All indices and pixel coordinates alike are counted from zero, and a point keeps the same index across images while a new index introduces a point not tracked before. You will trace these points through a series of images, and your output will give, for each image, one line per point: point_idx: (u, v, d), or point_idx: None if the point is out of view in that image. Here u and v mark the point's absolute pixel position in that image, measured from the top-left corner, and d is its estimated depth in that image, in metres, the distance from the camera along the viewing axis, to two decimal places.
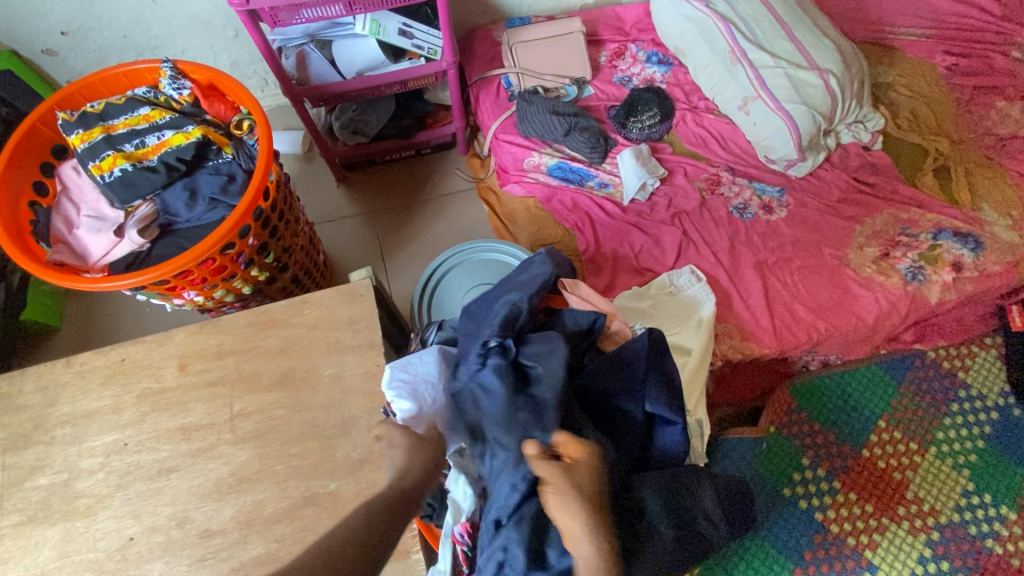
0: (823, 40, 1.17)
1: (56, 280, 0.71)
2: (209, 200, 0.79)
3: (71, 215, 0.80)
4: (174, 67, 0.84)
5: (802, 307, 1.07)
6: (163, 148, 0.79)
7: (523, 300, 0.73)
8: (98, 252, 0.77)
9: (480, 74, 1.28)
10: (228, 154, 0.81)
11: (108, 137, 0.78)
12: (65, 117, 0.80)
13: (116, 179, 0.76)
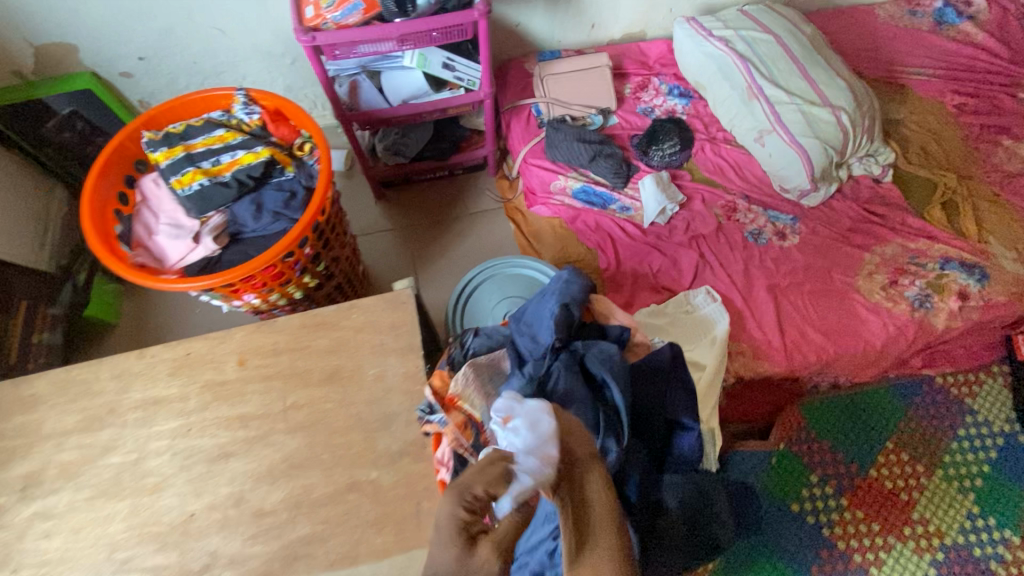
0: (835, 79, 1.24)
1: (140, 279, 0.80)
2: (273, 213, 0.88)
3: (149, 222, 0.89)
4: (247, 95, 0.95)
5: (812, 329, 1.13)
6: (235, 166, 0.88)
7: (573, 308, 0.83)
8: (173, 256, 0.87)
9: (512, 102, 1.37)
10: (290, 172, 0.91)
11: (188, 154, 0.89)
12: (150, 136, 0.91)
13: (194, 192, 0.86)
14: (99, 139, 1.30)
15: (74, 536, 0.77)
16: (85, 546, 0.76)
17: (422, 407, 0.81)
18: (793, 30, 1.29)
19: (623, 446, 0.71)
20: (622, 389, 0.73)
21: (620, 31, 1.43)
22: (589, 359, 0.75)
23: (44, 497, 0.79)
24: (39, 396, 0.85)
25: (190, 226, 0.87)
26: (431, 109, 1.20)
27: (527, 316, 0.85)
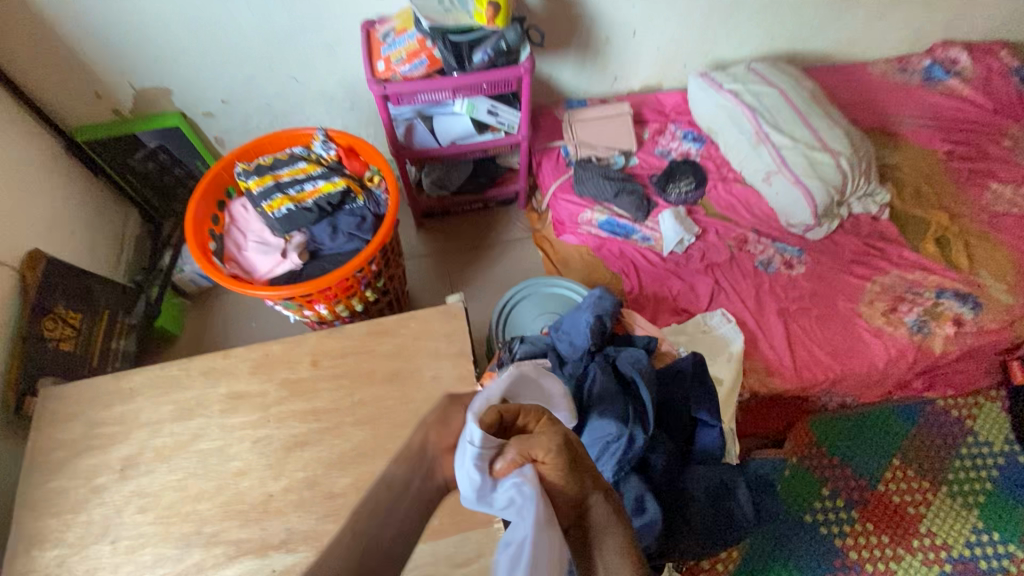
0: (833, 127, 1.40)
1: (238, 288, 0.94)
2: (348, 234, 1.03)
3: (239, 240, 1.04)
4: (325, 134, 1.11)
5: (819, 350, 1.24)
6: (317, 194, 1.04)
7: (607, 320, 0.95)
8: (261, 270, 1.01)
9: (543, 144, 1.53)
10: (362, 200, 1.07)
11: (276, 182, 1.04)
12: (243, 167, 1.07)
13: (282, 215, 1.01)
14: (177, 170, 1.47)
15: (167, 512, 0.87)
16: (177, 521, 0.86)
17: None
18: (795, 85, 1.46)
19: (649, 435, 0.82)
20: (649, 387, 0.86)
21: (640, 83, 1.60)
22: (620, 361, 0.90)
23: (141, 477, 0.90)
24: (137, 389, 0.97)
25: (277, 244, 1.02)
26: (475, 148, 1.37)
27: (565, 325, 0.98)
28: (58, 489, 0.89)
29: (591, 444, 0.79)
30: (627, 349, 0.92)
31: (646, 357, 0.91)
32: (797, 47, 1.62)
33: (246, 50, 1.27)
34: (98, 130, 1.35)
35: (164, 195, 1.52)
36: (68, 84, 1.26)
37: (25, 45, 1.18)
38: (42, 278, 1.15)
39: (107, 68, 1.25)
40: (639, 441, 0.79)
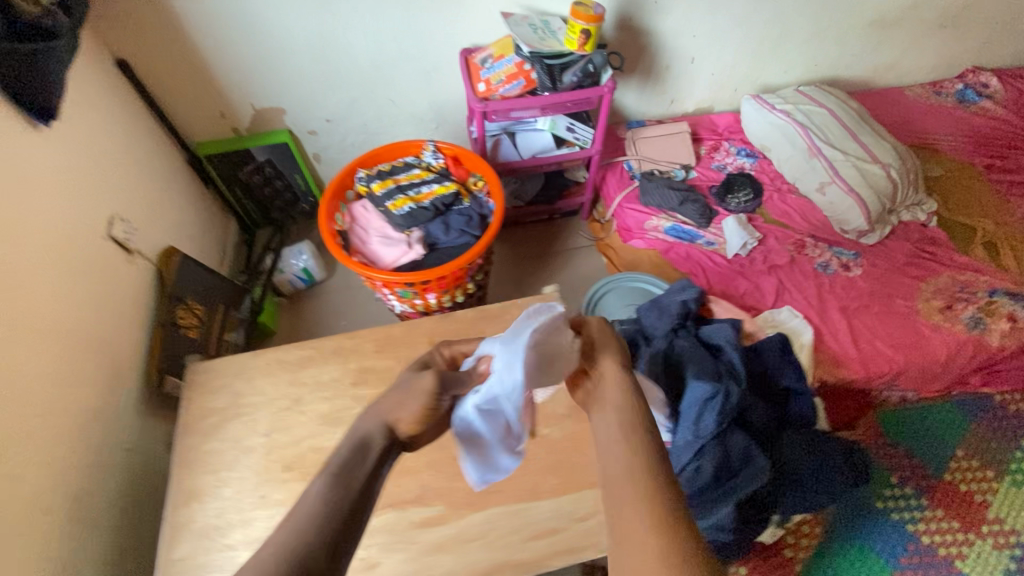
0: (880, 143, 1.53)
1: (370, 273, 1.08)
2: (459, 230, 1.17)
3: (364, 235, 1.19)
4: (434, 145, 1.28)
5: (882, 344, 1.32)
6: (432, 195, 1.20)
7: (691, 302, 1.09)
8: (385, 259, 1.15)
9: (608, 159, 1.67)
10: (468, 202, 1.22)
11: (397, 186, 1.20)
12: (366, 172, 1.23)
13: (404, 213, 1.17)
14: (278, 183, 1.62)
15: (311, 472, 0.96)
16: (320, 479, 0.95)
17: None
18: (842, 106, 1.60)
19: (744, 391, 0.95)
20: (737, 353, 1.00)
21: (694, 105, 1.75)
22: (710, 334, 1.04)
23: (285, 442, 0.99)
24: (276, 364, 1.08)
25: (398, 238, 1.17)
26: (551, 161, 1.49)
27: (653, 308, 1.11)
28: (211, 451, 0.99)
29: (692, 402, 0.92)
30: (713, 325, 1.05)
31: (732, 328, 1.03)
32: (839, 73, 1.76)
33: (355, 75, 1.43)
34: (216, 145, 1.51)
35: (263, 206, 1.67)
36: (198, 104, 1.43)
37: (170, 70, 1.34)
38: (177, 269, 1.28)
39: (234, 90, 1.41)
40: (735, 394, 0.91)
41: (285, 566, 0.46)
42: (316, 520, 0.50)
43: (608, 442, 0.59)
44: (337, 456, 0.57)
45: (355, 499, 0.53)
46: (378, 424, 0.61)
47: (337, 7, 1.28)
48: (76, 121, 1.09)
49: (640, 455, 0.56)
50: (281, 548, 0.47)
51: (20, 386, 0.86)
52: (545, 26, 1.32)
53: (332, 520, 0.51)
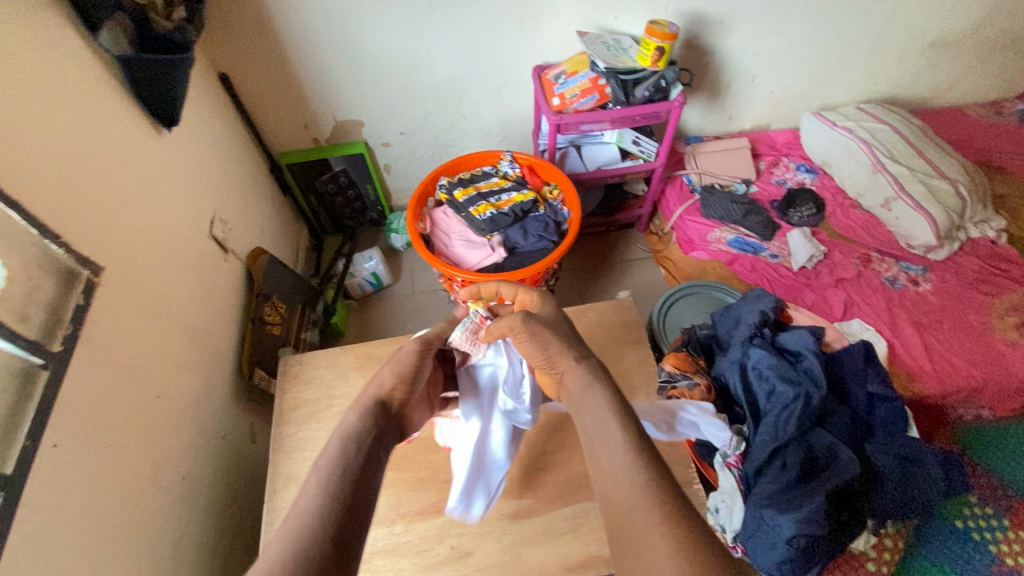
0: (946, 160, 1.54)
1: (458, 273, 1.13)
2: (538, 235, 1.22)
3: (446, 239, 1.25)
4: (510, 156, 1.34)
5: (958, 359, 1.30)
6: (512, 202, 1.25)
7: (768, 310, 1.05)
8: (468, 262, 1.21)
9: (668, 173, 1.71)
10: (544, 209, 1.27)
11: (478, 193, 1.26)
12: (447, 181, 1.30)
13: (486, 219, 1.22)
14: (350, 192, 1.70)
15: (402, 461, 0.99)
16: (411, 468, 0.98)
17: (664, 376, 1.02)
18: (905, 123, 1.61)
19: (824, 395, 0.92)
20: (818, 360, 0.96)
21: (752, 122, 1.78)
22: (786, 341, 1.01)
23: None
24: (365, 358, 1.13)
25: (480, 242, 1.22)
26: (616, 173, 1.53)
27: (727, 316, 1.09)
28: (306, 440, 1.03)
29: (772, 405, 0.92)
30: (793, 333, 1.02)
31: (811, 336, 1.00)
32: (897, 92, 1.78)
33: (432, 90, 1.51)
34: (298, 155, 1.60)
35: (334, 214, 1.75)
36: (284, 117, 1.51)
37: (264, 84, 1.42)
38: (264, 269, 1.34)
39: (320, 103, 1.49)
40: (816, 397, 0.90)
41: (310, 526, 0.51)
42: (332, 491, 0.56)
43: (596, 425, 0.63)
44: (338, 439, 0.63)
45: (358, 474, 0.59)
46: (367, 415, 0.67)
47: (423, 27, 1.35)
48: (188, 128, 1.17)
49: (632, 441, 0.59)
50: (304, 511, 0.53)
51: (145, 370, 0.90)
52: (617, 44, 1.39)
53: (344, 491, 0.56)
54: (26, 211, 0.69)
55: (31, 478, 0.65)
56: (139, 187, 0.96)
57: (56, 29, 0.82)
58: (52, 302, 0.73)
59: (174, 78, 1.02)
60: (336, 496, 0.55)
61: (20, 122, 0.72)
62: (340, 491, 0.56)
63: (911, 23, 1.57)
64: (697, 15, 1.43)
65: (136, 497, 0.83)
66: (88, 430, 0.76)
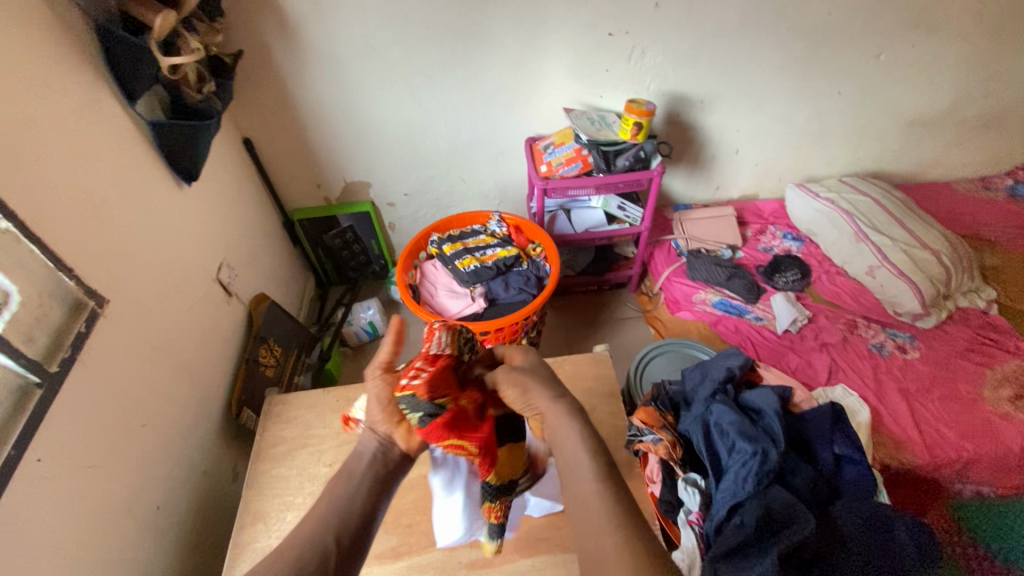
0: (928, 233, 1.59)
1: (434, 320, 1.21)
2: (518, 289, 1.33)
3: (432, 289, 1.37)
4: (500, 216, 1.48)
5: (948, 430, 1.27)
6: (495, 257, 1.38)
7: (734, 367, 1.07)
8: (452, 311, 1.31)
9: (657, 237, 1.78)
10: (526, 264, 1.40)
11: (464, 248, 1.40)
12: (438, 237, 1.44)
13: (470, 271, 1.35)
14: (356, 246, 1.82)
15: None
16: None
17: (631, 430, 1.01)
18: (887, 198, 1.68)
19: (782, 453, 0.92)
20: (779, 418, 0.97)
21: (740, 192, 1.87)
22: (750, 399, 1.02)
23: None
24: (346, 401, 1.17)
25: (463, 292, 1.34)
26: (604, 235, 1.60)
27: (693, 371, 1.12)
28: (277, 477, 1.05)
29: (730, 463, 0.92)
30: (757, 393, 1.03)
31: (774, 394, 1.01)
32: (882, 167, 1.85)
33: (433, 157, 1.65)
34: (309, 212, 1.73)
35: (339, 266, 1.86)
36: (300, 177, 1.66)
37: (281, 149, 1.58)
38: (265, 313, 1.43)
39: (332, 167, 1.64)
40: (773, 455, 0.89)
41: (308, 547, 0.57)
42: (342, 516, 0.62)
43: (571, 456, 0.63)
44: (360, 469, 0.67)
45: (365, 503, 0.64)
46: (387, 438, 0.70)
47: (426, 102, 1.51)
48: (207, 184, 1.31)
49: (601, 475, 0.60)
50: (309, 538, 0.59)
51: (136, 396, 0.96)
52: (601, 119, 1.52)
53: (349, 518, 0.62)
54: (46, 245, 0.79)
55: (12, 486, 0.70)
56: (155, 231, 1.07)
57: (97, 95, 0.96)
58: (57, 327, 0.83)
59: (196, 140, 1.17)
60: (339, 524, 0.61)
61: (55, 171, 0.84)
62: (344, 517, 0.61)
63: (887, 105, 1.67)
64: (676, 95, 1.56)
65: (107, 521, 0.86)
66: (72, 448, 0.81)
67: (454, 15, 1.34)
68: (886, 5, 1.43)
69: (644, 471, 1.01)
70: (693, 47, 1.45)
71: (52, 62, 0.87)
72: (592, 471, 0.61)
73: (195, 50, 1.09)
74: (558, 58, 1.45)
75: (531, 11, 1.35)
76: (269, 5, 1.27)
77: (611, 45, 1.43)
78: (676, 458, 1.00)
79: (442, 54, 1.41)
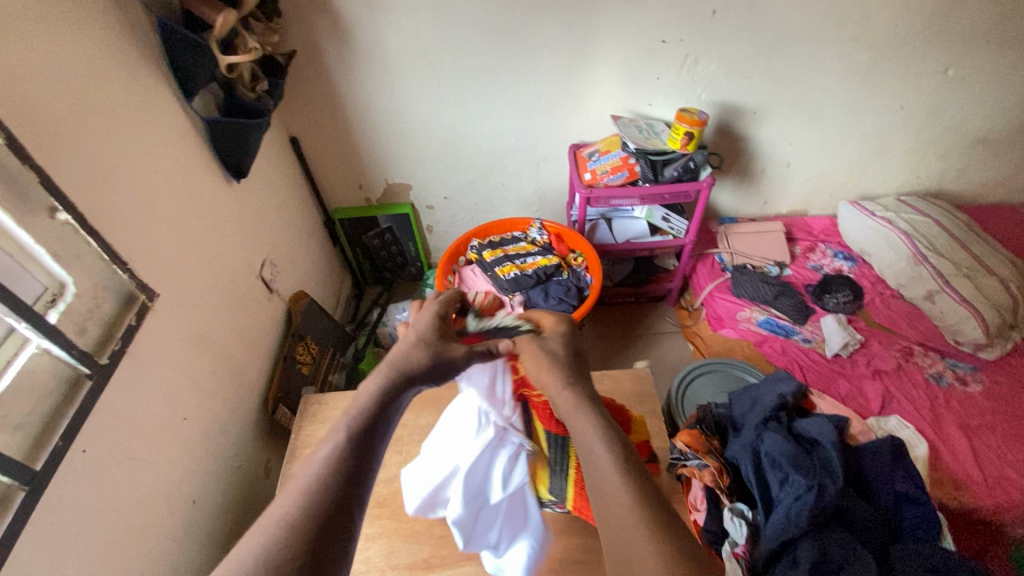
0: (995, 259, 1.51)
1: None
2: (558, 299, 1.34)
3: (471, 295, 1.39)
4: (541, 224, 1.49)
5: (1012, 470, 1.18)
6: (535, 265, 1.40)
7: (787, 393, 1.03)
8: None
9: (700, 250, 1.72)
10: (565, 274, 1.41)
11: (504, 255, 1.41)
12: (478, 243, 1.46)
13: (510, 279, 1.37)
14: (394, 247, 1.82)
15: (402, 511, 0.95)
16: (407, 523, 0.93)
17: (673, 454, 0.98)
18: (950, 218, 1.60)
19: (839, 488, 0.87)
20: (836, 450, 0.91)
21: (789, 207, 1.80)
22: (804, 427, 0.97)
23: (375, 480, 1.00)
24: None
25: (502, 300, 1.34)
26: (646, 247, 1.56)
27: (741, 394, 1.08)
28: None
29: (780, 493, 0.87)
30: (810, 422, 0.98)
31: (830, 425, 0.96)
32: (942, 187, 1.76)
33: (475, 161, 1.64)
34: (350, 211, 1.74)
35: (377, 266, 1.87)
36: (343, 177, 1.67)
37: (326, 149, 1.59)
38: (303, 311, 1.44)
39: (374, 168, 1.65)
40: (830, 489, 0.84)
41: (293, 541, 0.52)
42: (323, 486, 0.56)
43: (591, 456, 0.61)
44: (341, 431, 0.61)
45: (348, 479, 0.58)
46: (388, 381, 0.66)
47: (471, 105, 1.50)
48: (255, 181, 1.32)
49: (619, 480, 0.57)
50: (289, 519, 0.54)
51: (177, 388, 0.96)
52: (649, 128, 1.48)
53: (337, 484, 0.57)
54: (101, 238, 0.80)
55: (57, 476, 0.71)
56: (204, 227, 1.09)
57: (153, 89, 0.98)
58: (109, 319, 0.83)
59: (248, 137, 1.17)
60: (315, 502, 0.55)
61: (113, 164, 0.85)
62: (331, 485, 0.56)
63: (953, 121, 1.58)
64: (728, 105, 1.51)
65: (143, 513, 0.87)
66: (114, 439, 0.81)
67: (505, 19, 1.32)
68: (960, 17, 1.36)
69: (688, 496, 0.97)
70: (748, 56, 1.41)
71: (114, 56, 0.88)
72: (609, 474, 0.58)
73: (252, 51, 1.10)
74: (607, 65, 1.42)
75: (584, 16, 1.32)
76: (324, 5, 1.27)
77: (663, 52, 1.40)
78: (722, 487, 0.95)
79: (490, 59, 1.40)
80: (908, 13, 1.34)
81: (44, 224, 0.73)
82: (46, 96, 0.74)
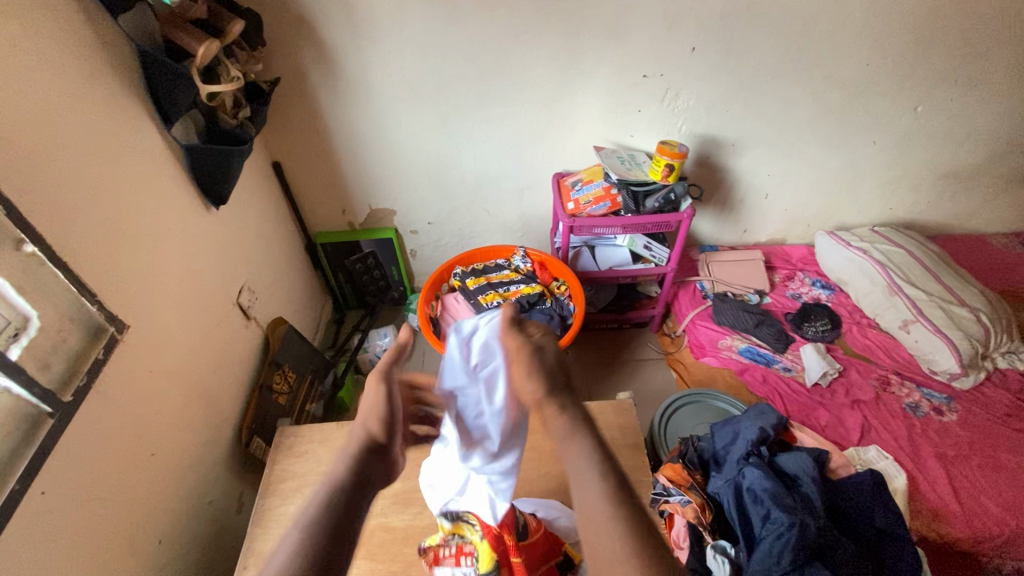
0: (966, 288, 1.55)
1: None
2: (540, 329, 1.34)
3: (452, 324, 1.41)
4: (524, 251, 1.49)
5: (989, 500, 1.19)
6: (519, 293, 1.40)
7: (768, 428, 1.02)
8: None
9: (681, 277, 1.74)
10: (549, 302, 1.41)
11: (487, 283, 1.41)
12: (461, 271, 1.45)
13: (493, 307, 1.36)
14: (376, 272, 1.81)
15: (378, 551, 0.91)
16: (382, 563, 0.90)
17: (657, 488, 1.00)
18: (922, 250, 1.65)
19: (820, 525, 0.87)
20: (816, 487, 0.92)
21: (768, 236, 1.83)
22: (784, 463, 0.97)
23: None
24: None
25: None
26: (629, 274, 1.57)
27: (723, 428, 1.09)
28: (284, 515, 1.00)
29: (763, 531, 0.87)
30: (792, 457, 0.98)
31: (811, 461, 0.96)
32: (913, 218, 1.81)
33: (459, 189, 1.64)
34: (331, 236, 1.72)
35: (358, 291, 1.84)
36: (325, 201, 1.65)
37: (308, 174, 1.58)
38: (281, 338, 1.41)
39: (357, 194, 1.64)
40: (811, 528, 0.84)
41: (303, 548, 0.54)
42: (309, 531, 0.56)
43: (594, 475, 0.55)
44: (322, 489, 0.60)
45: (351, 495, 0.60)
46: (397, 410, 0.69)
47: (456, 134, 1.51)
48: (235, 207, 1.30)
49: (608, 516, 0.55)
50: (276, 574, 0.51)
51: (144, 421, 0.92)
52: (631, 159, 1.51)
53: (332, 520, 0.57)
54: (70, 270, 0.78)
55: (12, 522, 0.67)
56: (179, 255, 1.06)
57: (129, 114, 0.96)
58: (74, 353, 0.80)
59: (227, 164, 1.15)
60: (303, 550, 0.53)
61: (86, 191, 0.83)
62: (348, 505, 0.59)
63: (922, 156, 1.64)
64: (708, 137, 1.55)
65: (104, 556, 0.82)
66: (76, 477, 0.77)
67: (489, 53, 1.35)
68: (926, 58, 1.42)
69: (670, 534, 0.96)
70: (726, 93, 1.45)
71: (88, 83, 0.86)
72: None
73: (235, 79, 1.10)
74: (590, 99, 1.45)
75: (566, 51, 1.35)
76: (309, 35, 1.28)
77: (644, 86, 1.43)
78: (705, 523, 0.95)
79: (475, 91, 1.42)
80: (878, 54, 1.40)
81: (8, 256, 0.71)
82: (17, 123, 0.72)
